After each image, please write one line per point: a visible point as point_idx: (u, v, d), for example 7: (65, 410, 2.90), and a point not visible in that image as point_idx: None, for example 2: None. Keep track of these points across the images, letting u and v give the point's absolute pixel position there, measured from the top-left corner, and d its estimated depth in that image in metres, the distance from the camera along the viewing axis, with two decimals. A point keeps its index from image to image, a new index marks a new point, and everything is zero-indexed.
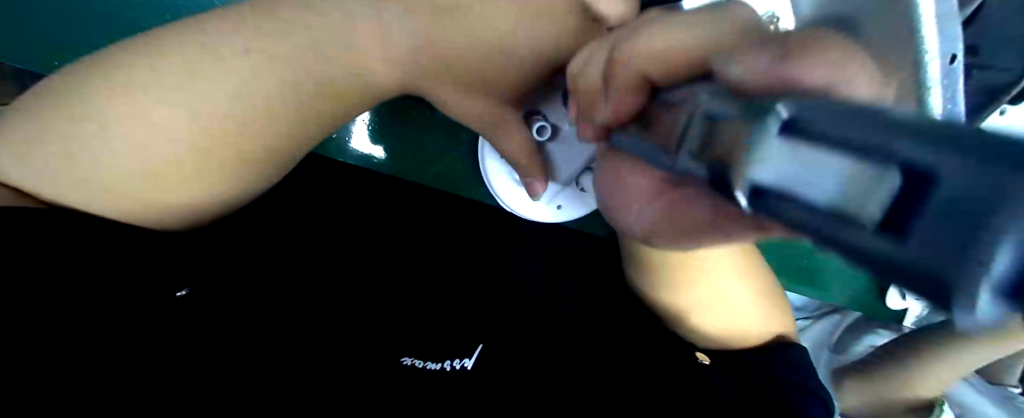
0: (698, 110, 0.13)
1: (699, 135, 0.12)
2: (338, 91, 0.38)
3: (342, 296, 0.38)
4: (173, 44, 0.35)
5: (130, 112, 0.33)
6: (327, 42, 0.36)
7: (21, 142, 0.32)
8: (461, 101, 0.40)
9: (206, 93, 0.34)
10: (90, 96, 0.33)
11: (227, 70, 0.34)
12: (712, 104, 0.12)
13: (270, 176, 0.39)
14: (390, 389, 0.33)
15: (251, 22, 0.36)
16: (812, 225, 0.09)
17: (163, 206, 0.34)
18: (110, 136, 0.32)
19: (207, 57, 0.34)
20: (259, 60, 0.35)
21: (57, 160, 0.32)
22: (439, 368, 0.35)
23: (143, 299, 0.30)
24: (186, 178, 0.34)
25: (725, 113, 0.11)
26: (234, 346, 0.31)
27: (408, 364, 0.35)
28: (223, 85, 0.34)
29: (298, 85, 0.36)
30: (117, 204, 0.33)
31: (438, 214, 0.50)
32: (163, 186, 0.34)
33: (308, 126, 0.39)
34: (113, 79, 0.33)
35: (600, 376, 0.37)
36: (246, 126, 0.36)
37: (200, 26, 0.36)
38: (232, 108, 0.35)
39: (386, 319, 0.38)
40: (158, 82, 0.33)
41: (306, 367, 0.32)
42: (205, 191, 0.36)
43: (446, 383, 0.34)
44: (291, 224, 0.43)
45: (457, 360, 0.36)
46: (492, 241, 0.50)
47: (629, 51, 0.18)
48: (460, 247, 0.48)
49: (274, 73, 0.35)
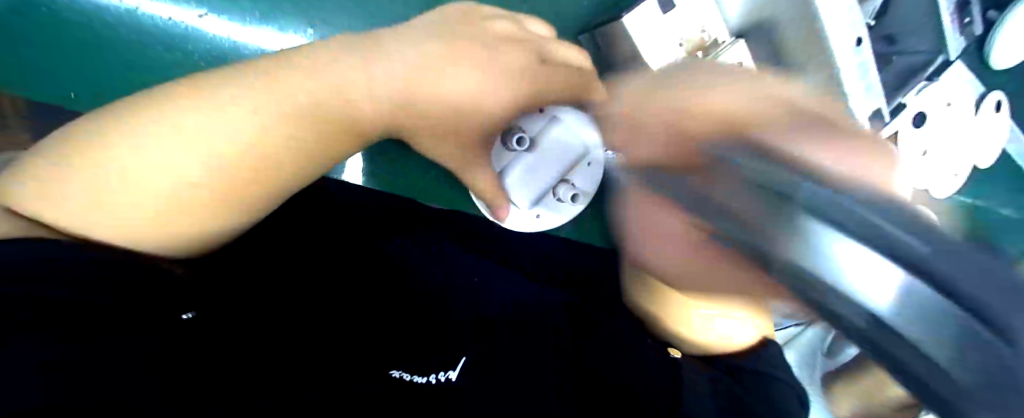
0: (719, 150, 0.15)
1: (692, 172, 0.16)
2: (333, 131, 0.45)
3: (339, 316, 0.39)
4: (181, 93, 0.39)
5: (137, 144, 0.35)
6: (327, 97, 0.44)
7: (37, 173, 0.34)
8: (445, 138, 0.55)
9: (210, 127, 0.37)
10: (100, 137, 0.35)
11: (222, 115, 0.38)
12: (741, 159, 0.15)
13: (263, 209, 0.43)
14: (378, 390, 0.30)
15: (252, 75, 0.41)
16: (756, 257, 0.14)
17: (175, 231, 0.37)
18: (120, 164, 0.34)
19: (204, 104, 0.38)
20: (248, 110, 0.39)
21: (70, 189, 0.33)
22: (424, 382, 0.32)
23: (149, 314, 0.31)
24: (187, 214, 0.37)
25: (735, 172, 0.14)
26: (226, 359, 0.30)
27: (395, 376, 0.32)
28: (219, 126, 0.38)
29: (296, 129, 0.42)
30: (133, 232, 0.35)
31: (438, 241, 0.53)
32: (176, 208, 0.36)
33: (308, 159, 0.44)
34: (124, 121, 0.36)
35: (607, 379, 0.35)
36: (240, 163, 0.39)
37: (203, 82, 0.40)
38: (224, 146, 0.38)
39: (371, 332, 0.37)
40: (158, 124, 0.36)
41: (292, 380, 0.30)
42: (206, 224, 0.39)
43: (442, 393, 0.31)
44: (278, 257, 0.46)
45: (443, 372, 0.33)
46: (480, 262, 0.52)
47: (633, 96, 0.23)
48: (456, 261, 0.51)
49: (262, 122, 0.40)
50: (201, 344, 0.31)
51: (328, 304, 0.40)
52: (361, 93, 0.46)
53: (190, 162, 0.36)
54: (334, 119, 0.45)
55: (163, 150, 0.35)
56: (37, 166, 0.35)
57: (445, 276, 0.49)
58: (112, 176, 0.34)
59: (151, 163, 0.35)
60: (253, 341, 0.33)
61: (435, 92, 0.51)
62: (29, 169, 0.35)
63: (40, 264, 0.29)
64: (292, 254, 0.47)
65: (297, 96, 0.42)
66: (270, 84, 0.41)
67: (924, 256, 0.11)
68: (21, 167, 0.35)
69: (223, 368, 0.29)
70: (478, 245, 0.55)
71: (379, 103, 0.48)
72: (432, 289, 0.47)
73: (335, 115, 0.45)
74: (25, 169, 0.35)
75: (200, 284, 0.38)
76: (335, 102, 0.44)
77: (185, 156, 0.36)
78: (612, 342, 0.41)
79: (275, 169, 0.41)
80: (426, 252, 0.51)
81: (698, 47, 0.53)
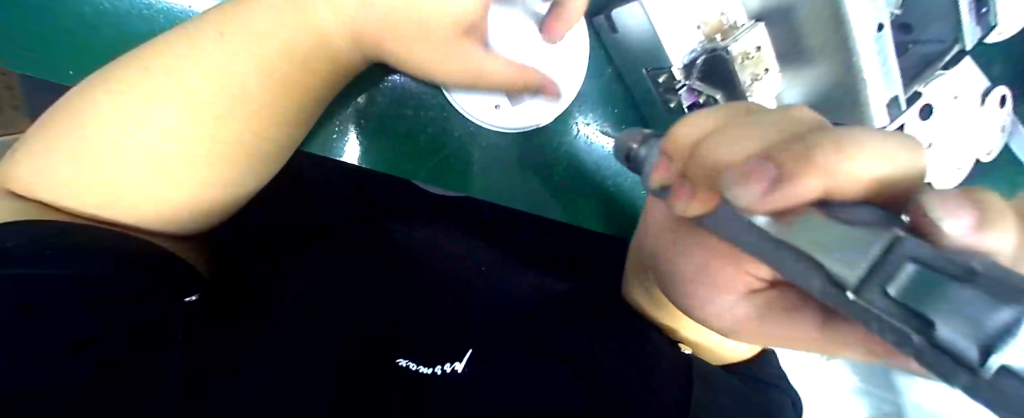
0: (812, 213, 0.17)
1: (802, 230, 0.17)
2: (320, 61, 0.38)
3: (330, 306, 0.37)
4: (158, 49, 0.35)
5: (121, 118, 0.33)
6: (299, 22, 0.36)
7: (32, 149, 0.34)
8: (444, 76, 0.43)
9: (194, 84, 0.34)
10: (82, 110, 0.33)
11: (199, 67, 0.34)
12: (835, 218, 0.16)
13: (260, 178, 0.40)
14: (371, 403, 0.32)
15: (225, 15, 0.37)
16: (881, 309, 0.14)
17: (169, 211, 0.35)
18: (110, 145, 0.33)
19: (184, 56, 0.35)
20: (227, 52, 0.35)
21: (68, 167, 0.32)
22: (430, 373, 0.34)
23: (124, 295, 0.29)
24: (182, 186, 0.35)
25: (723, 218, 0.21)
26: (229, 377, 0.31)
27: (401, 367, 0.34)
28: (201, 80, 0.34)
29: (274, 69, 0.36)
30: (128, 210, 0.33)
31: (444, 221, 0.48)
32: (171, 187, 0.34)
33: (299, 108, 0.39)
34: (102, 89, 0.34)
35: (617, 362, 0.37)
36: (229, 119, 0.35)
37: (183, 32, 0.36)
38: (207, 94, 0.34)
39: (376, 315, 0.37)
40: (138, 88, 0.33)
41: (298, 391, 0.31)
42: (203, 194, 0.36)
43: (445, 388, 0.33)
44: (279, 229, 0.44)
45: (449, 363, 0.34)
46: (495, 226, 0.49)
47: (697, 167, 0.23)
48: (469, 240, 0.47)
49: (240, 64, 0.35)
50: (215, 343, 0.33)
51: (324, 294, 0.38)
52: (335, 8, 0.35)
53: (171, 142, 0.33)
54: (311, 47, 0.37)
55: (151, 122, 0.33)
56: (33, 141, 0.34)
57: (456, 257, 0.44)
58: (104, 157, 0.33)
59: (144, 138, 0.33)
60: (250, 344, 0.33)
61: (413, 54, 0.39)
62: (26, 146, 0.34)
63: (44, 247, 0.28)
64: (291, 224, 0.44)
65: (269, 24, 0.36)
66: (242, 29, 0.35)
67: (937, 334, 0.13)
68: (20, 145, 0.35)
69: (222, 396, 0.30)
70: (496, 217, 0.50)
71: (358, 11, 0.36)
72: (441, 256, 0.44)
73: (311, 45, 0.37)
74: (19, 152, 0.34)
75: (209, 269, 0.39)
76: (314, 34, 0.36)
77: (175, 129, 0.33)
78: (628, 336, 0.39)
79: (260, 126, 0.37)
80: (436, 234, 0.46)
81: (716, 31, 0.47)
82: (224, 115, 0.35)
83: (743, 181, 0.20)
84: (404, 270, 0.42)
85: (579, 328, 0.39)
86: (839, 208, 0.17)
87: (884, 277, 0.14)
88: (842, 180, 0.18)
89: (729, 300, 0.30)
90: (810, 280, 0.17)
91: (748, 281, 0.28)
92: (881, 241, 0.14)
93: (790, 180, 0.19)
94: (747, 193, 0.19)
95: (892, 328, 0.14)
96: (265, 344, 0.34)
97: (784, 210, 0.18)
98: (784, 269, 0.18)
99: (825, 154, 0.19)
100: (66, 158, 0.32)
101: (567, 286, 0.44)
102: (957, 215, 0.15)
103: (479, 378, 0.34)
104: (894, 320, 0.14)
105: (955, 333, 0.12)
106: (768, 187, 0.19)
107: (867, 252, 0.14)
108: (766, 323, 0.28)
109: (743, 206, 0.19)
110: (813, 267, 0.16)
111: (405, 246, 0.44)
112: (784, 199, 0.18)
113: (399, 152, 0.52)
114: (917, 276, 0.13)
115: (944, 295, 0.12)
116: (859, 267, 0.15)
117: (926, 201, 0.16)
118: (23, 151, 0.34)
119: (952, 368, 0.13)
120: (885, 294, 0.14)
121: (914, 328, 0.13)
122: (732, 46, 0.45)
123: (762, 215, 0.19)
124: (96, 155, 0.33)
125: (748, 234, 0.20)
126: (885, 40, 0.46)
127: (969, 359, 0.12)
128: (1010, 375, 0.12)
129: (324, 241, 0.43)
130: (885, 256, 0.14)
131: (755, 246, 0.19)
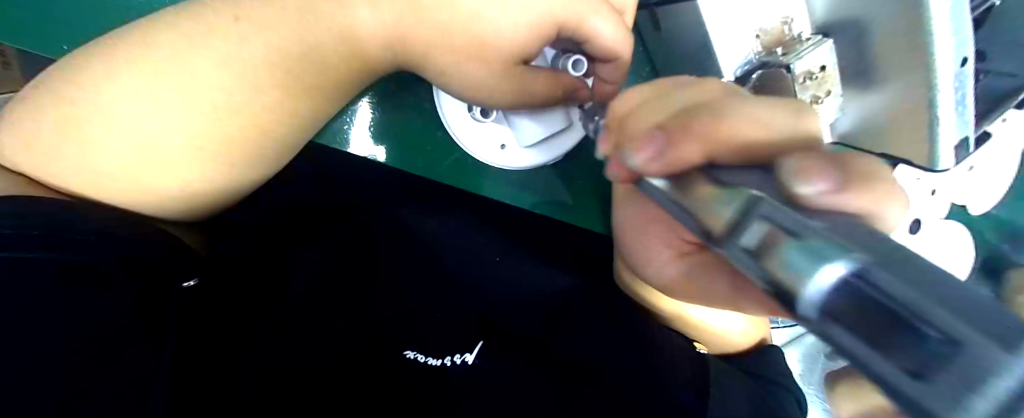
0: (710, 178, 0.16)
1: (695, 198, 0.16)
2: (342, 63, 0.37)
3: (327, 309, 0.36)
4: (162, 31, 0.34)
5: (120, 102, 0.32)
6: (319, 24, 0.35)
7: (25, 127, 0.33)
8: None
9: (196, 68, 0.33)
10: (76, 89, 0.32)
11: (205, 58, 0.33)
12: (725, 180, 0.15)
13: (261, 172, 0.38)
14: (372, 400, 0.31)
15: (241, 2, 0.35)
16: (742, 263, 0.13)
17: (168, 196, 0.34)
18: (105, 127, 0.32)
19: (188, 42, 0.34)
20: (231, 45, 0.34)
21: (63, 154, 0.32)
22: (438, 365, 0.33)
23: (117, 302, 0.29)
24: (176, 175, 0.34)
25: (651, 190, 0.20)
26: (222, 386, 0.31)
27: (410, 359, 0.33)
28: (205, 69, 0.33)
29: (286, 64, 0.35)
30: (122, 194, 0.33)
31: (455, 214, 0.47)
32: (166, 172, 0.33)
33: (310, 111, 0.37)
34: (99, 67, 0.33)
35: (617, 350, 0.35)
36: (226, 114, 0.34)
37: (189, 12, 0.35)
38: (204, 84, 0.33)
39: (376, 314, 0.36)
40: (137, 68, 0.33)
41: (275, 388, 0.31)
42: (200, 187, 0.35)
43: (450, 379, 0.32)
44: (283, 227, 0.46)
45: (458, 355, 0.34)
46: (496, 216, 0.48)
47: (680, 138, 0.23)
48: (479, 233, 0.46)
49: (247, 57, 0.34)
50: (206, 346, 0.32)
51: (319, 295, 0.37)
52: (367, 18, 0.36)
53: (171, 130, 0.33)
54: (327, 48, 0.36)
55: (155, 105, 0.33)
56: (26, 117, 0.33)
57: (464, 252, 0.43)
58: (94, 139, 0.32)
59: (146, 124, 0.32)
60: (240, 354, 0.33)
61: (432, 56, 0.37)
62: (19, 120, 0.33)
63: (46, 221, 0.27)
64: (295, 218, 0.47)
65: (281, 20, 0.35)
66: (244, 23, 0.34)
67: (779, 286, 0.11)
68: (13, 116, 0.33)
69: (221, 397, 0.30)
70: (495, 210, 0.48)
71: (378, 18, 0.36)
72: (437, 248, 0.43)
73: (326, 45, 0.36)
74: (9, 127, 0.33)
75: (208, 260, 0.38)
76: (328, 36, 0.36)
77: (172, 114, 0.33)
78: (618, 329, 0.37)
79: (263, 119, 0.35)
80: (440, 229, 0.45)
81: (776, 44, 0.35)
82: (222, 104, 0.34)
83: (636, 148, 0.21)
84: (405, 267, 0.41)
85: (576, 320, 0.37)
86: (725, 175, 0.16)
87: (744, 234, 0.13)
88: (717, 137, 0.20)
89: (661, 260, 0.30)
90: (706, 238, 0.16)
91: (677, 243, 0.29)
92: (745, 199, 0.13)
93: (671, 147, 0.20)
94: (638, 157, 0.20)
95: (759, 280, 0.13)
96: (265, 338, 0.34)
97: (674, 173, 0.18)
98: (695, 232, 0.17)
99: (704, 125, 0.21)
100: (59, 133, 0.32)
101: (568, 282, 0.41)
102: (812, 180, 0.15)
103: (482, 376, 0.32)
104: (758, 278, 0.12)
105: (787, 283, 0.11)
106: (654, 153, 0.20)
107: (734, 211, 0.13)
108: (691, 281, 0.30)
109: (639, 168, 0.20)
110: (704, 229, 0.15)
111: (405, 248, 0.43)
112: (673, 162, 0.19)
113: (410, 144, 0.45)
114: (770, 232, 0.12)
115: (786, 247, 0.11)
116: (728, 223, 0.14)
117: (788, 167, 0.16)
118: (16, 121, 0.33)
119: (800, 318, 0.11)
120: (746, 249, 0.13)
121: (764, 279, 0.12)
122: (796, 64, 0.33)
123: (658, 178, 0.19)
124: (88, 136, 0.32)
125: (655, 198, 0.20)
126: (967, 79, 0.31)
127: (801, 309, 0.11)
128: (829, 322, 0.10)
129: (328, 240, 0.43)
130: (744, 215, 0.13)
131: (670, 210, 0.19)
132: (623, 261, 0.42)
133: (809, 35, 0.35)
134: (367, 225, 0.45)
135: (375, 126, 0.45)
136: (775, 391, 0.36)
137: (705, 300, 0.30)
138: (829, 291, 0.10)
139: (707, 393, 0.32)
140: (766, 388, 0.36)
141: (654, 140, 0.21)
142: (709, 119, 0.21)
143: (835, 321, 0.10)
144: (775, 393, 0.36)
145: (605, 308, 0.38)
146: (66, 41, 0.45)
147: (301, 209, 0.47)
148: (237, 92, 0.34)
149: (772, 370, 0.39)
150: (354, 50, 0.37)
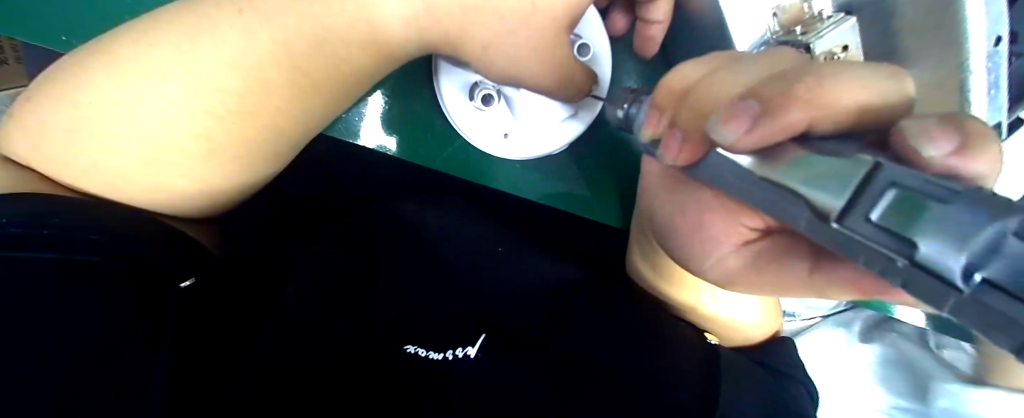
0: (806, 152, 0.15)
1: (789, 174, 0.15)
2: (345, 60, 0.35)
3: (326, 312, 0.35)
4: (163, 23, 0.33)
5: (126, 100, 0.32)
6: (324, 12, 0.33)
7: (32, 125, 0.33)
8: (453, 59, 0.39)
9: (200, 65, 0.32)
10: (82, 86, 0.32)
11: (210, 52, 0.32)
12: (826, 153, 0.14)
13: (262, 164, 0.37)
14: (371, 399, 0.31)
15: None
16: (855, 232, 0.12)
17: (181, 194, 0.34)
18: (115, 124, 0.32)
19: (186, 38, 0.32)
20: (235, 38, 0.32)
21: (72, 154, 0.32)
22: (438, 359, 0.32)
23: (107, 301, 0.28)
24: (195, 172, 0.34)
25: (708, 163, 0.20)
26: (201, 393, 0.30)
27: (411, 354, 0.32)
28: (209, 64, 0.32)
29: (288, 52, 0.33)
30: (145, 195, 0.33)
31: (461, 209, 0.46)
32: (176, 172, 0.33)
33: (323, 109, 0.37)
34: (103, 64, 0.32)
35: (618, 340, 0.35)
36: (235, 110, 0.33)
37: (189, 7, 0.34)
38: (209, 78, 0.32)
39: (379, 308, 0.35)
40: (140, 65, 0.32)
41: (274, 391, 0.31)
42: (207, 184, 0.35)
43: (449, 374, 0.32)
44: (290, 221, 0.47)
45: (460, 348, 0.33)
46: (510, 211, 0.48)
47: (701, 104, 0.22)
48: (483, 223, 0.45)
49: (252, 52, 0.33)
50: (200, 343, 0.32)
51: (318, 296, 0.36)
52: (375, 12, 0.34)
53: (179, 131, 0.32)
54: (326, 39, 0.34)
55: (162, 100, 0.32)
56: (31, 114, 0.33)
57: (466, 250, 0.41)
58: (104, 137, 0.32)
59: (151, 120, 0.32)
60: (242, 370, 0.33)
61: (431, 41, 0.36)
62: (24, 119, 0.33)
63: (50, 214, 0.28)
64: (303, 212, 0.47)
65: (281, 10, 0.33)
66: (249, 15, 0.33)
67: (919, 255, 0.10)
68: (17, 114, 0.34)
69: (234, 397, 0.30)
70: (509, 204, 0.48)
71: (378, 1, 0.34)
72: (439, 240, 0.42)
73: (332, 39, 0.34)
74: (15, 125, 0.33)
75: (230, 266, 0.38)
76: (336, 28, 0.34)
77: (179, 113, 0.32)
78: (625, 320, 0.36)
79: (263, 119, 0.34)
80: (443, 220, 0.44)
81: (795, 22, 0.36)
82: (225, 99, 0.33)
83: (722, 121, 0.19)
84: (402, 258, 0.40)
85: (580, 314, 0.36)
86: (823, 144, 0.15)
87: (866, 203, 0.11)
88: (818, 103, 0.18)
89: (720, 249, 0.28)
90: (796, 220, 0.15)
91: (739, 230, 0.26)
92: (861, 173, 0.12)
93: (766, 115, 0.18)
94: (725, 131, 0.18)
95: (873, 258, 0.11)
96: (265, 339, 0.34)
97: (764, 148, 0.17)
98: (770, 212, 0.16)
99: (804, 89, 0.19)
100: (71, 130, 0.32)
101: (573, 275, 0.40)
102: (937, 143, 0.14)
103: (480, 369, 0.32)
104: (875, 248, 0.11)
105: (935, 253, 0.10)
106: (749, 126, 0.18)
107: (849, 182, 0.12)
108: (760, 271, 0.26)
109: (725, 145, 0.18)
110: (799, 203, 0.14)
111: (404, 239, 0.41)
112: (768, 137, 0.17)
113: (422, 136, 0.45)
114: (898, 199, 0.11)
115: (927, 213, 0.10)
116: (842, 197, 0.12)
117: (907, 128, 0.15)
118: (20, 118, 0.33)
119: (933, 290, 0.10)
120: (868, 219, 0.11)
121: (892, 251, 0.11)
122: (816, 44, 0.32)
123: (748, 155, 0.17)
124: (99, 133, 0.32)
125: (729, 175, 0.18)
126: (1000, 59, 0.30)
127: (947, 277, 0.10)
128: (991, 292, 0.09)
129: (330, 235, 0.42)
130: (866, 185, 0.12)
131: (744, 193, 0.17)
132: (637, 249, 0.41)
133: (830, 13, 0.35)
134: (369, 222, 0.43)
135: (382, 120, 0.44)
136: (789, 387, 0.35)
137: (774, 293, 0.26)
138: (993, 261, 0.09)
139: (711, 394, 0.30)
140: (778, 383, 0.34)
141: (739, 111, 0.18)
142: (810, 81, 0.19)
143: (1002, 290, 0.09)
144: (788, 387, 0.34)
145: (602, 305, 0.37)
146: (63, 31, 0.44)
147: (311, 204, 0.48)
148: (244, 90, 0.33)
149: (785, 363, 0.37)
150: (368, 36, 0.35)
